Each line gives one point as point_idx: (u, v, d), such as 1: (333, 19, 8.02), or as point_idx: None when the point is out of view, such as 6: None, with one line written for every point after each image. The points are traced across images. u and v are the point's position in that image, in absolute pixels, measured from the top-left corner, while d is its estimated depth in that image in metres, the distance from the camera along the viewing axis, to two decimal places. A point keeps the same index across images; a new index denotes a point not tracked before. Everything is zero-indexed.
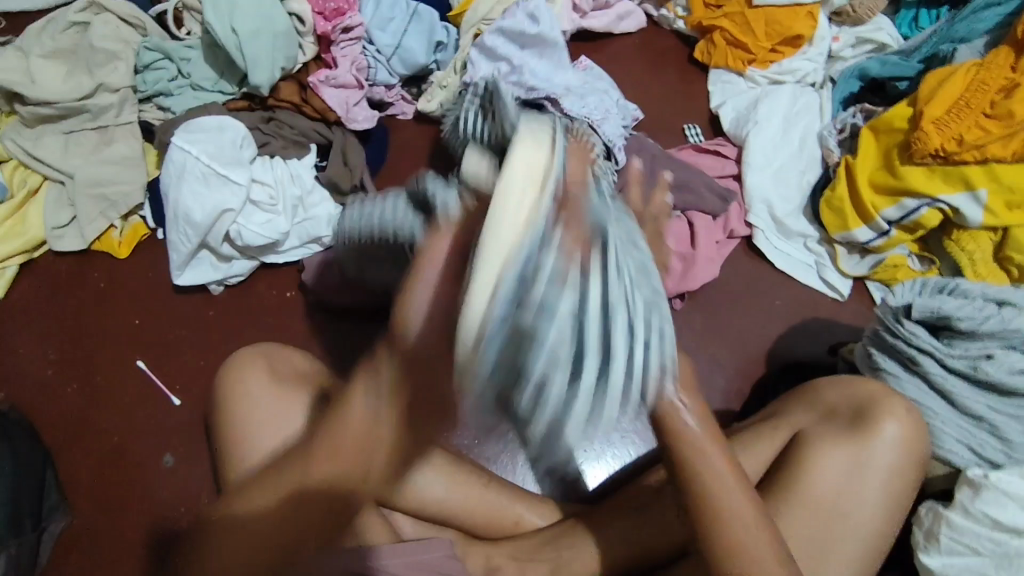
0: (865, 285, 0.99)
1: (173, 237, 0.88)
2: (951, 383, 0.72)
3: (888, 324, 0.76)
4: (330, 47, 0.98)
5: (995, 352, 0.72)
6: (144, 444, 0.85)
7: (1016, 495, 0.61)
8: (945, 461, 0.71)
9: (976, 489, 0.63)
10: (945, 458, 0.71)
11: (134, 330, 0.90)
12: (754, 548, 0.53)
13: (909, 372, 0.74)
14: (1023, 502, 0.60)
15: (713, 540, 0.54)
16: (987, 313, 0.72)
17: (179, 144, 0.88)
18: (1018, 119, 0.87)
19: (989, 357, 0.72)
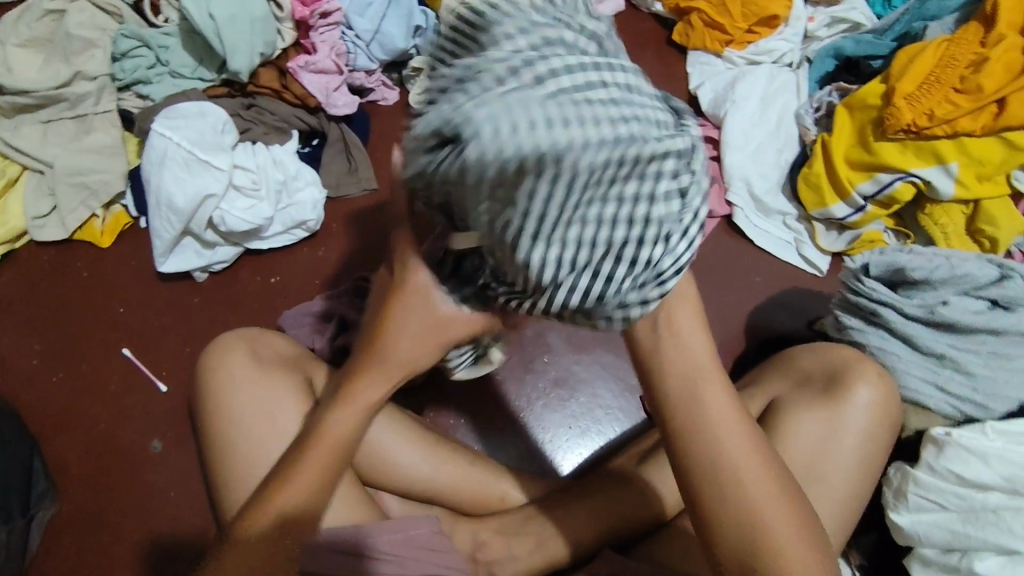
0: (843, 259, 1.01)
1: (155, 224, 0.88)
2: (911, 329, 0.75)
3: (850, 284, 0.78)
4: (308, 32, 0.98)
5: (949, 297, 0.74)
6: (133, 431, 0.85)
7: (977, 451, 0.64)
8: (911, 401, 0.75)
9: (940, 446, 0.66)
10: (912, 399, 0.75)
11: (119, 319, 0.91)
12: (768, 521, 0.52)
13: (872, 325, 0.77)
14: (984, 457, 0.64)
15: (718, 512, 0.53)
16: (936, 262, 0.74)
17: (159, 130, 0.88)
18: (988, 92, 0.89)
19: (945, 303, 0.75)
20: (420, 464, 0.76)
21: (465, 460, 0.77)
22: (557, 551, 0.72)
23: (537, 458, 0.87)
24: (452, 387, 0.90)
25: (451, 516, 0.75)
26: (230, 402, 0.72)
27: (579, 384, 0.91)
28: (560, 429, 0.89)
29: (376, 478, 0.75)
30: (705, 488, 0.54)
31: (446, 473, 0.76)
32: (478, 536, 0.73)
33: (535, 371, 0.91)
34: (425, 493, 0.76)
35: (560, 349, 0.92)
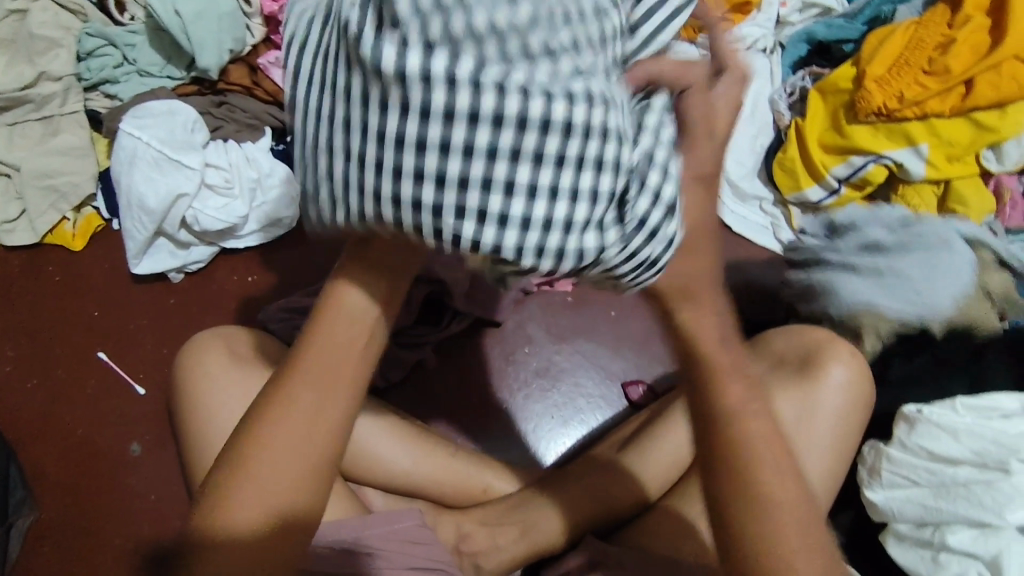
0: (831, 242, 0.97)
1: (128, 225, 0.87)
2: (846, 258, 0.87)
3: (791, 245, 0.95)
4: (279, 27, 0.96)
5: (872, 231, 0.87)
6: (111, 435, 0.84)
7: (947, 427, 0.65)
8: (865, 309, 0.82)
9: (911, 423, 0.67)
10: (861, 305, 0.82)
11: (94, 322, 0.90)
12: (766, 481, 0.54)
13: (817, 266, 0.90)
14: (953, 432, 0.65)
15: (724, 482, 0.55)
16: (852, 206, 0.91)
17: (127, 130, 0.87)
18: (955, 74, 0.90)
19: (870, 235, 0.87)
20: (399, 456, 0.76)
21: (446, 453, 0.77)
22: (541, 540, 0.73)
23: (521, 448, 0.88)
24: (434, 380, 0.90)
25: (435, 509, 0.76)
26: (207, 402, 0.72)
27: (560, 373, 0.92)
28: (541, 419, 0.89)
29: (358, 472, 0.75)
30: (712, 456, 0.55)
31: (426, 467, 0.76)
32: (461, 528, 0.73)
33: (517, 362, 0.92)
34: (406, 487, 0.76)
35: (541, 339, 0.93)
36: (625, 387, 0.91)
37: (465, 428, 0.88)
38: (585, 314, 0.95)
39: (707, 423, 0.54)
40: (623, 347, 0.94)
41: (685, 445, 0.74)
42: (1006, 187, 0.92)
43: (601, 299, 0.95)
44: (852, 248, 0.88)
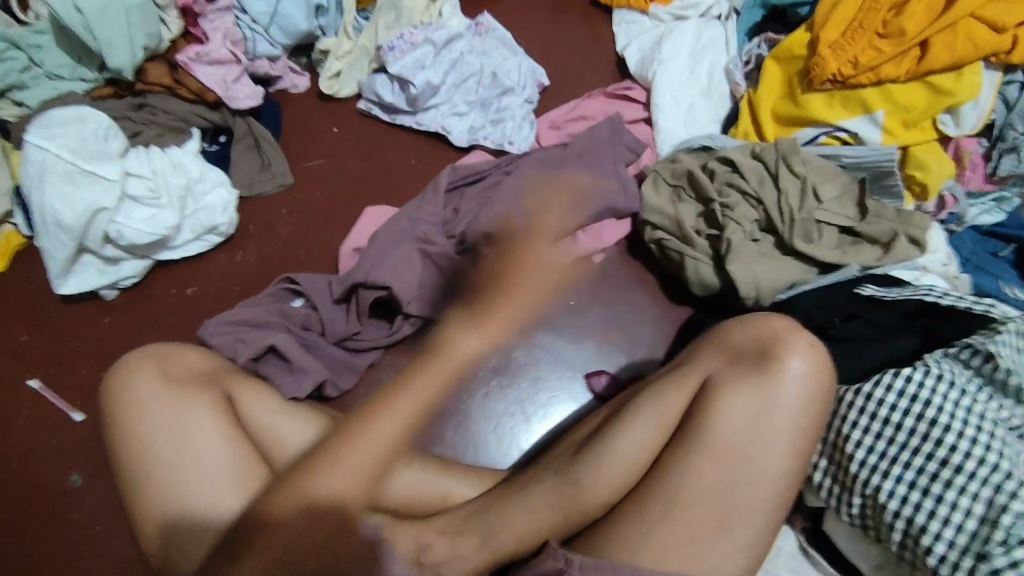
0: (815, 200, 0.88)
1: (46, 244, 0.81)
2: (733, 167, 0.90)
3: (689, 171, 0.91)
4: (197, 20, 0.91)
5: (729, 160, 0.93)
6: (50, 466, 0.80)
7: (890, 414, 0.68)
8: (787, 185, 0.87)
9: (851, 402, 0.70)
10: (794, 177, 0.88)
11: (23, 348, 0.85)
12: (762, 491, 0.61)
13: (721, 176, 0.90)
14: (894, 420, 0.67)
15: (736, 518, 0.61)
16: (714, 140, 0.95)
17: (34, 141, 0.81)
18: (910, 36, 0.87)
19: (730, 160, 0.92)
20: None
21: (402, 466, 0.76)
22: (505, 551, 0.69)
23: (484, 448, 0.85)
24: None
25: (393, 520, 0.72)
26: (140, 427, 0.68)
27: (520, 368, 0.89)
28: (503, 416, 0.87)
29: None
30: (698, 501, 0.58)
31: None
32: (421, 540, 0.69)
33: None
34: None
35: None
36: (588, 379, 0.88)
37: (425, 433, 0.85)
38: (543, 306, 0.93)
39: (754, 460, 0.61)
40: (585, 336, 0.91)
41: (644, 444, 0.66)
42: (966, 150, 0.90)
43: (559, 291, 0.94)
44: (724, 171, 0.90)
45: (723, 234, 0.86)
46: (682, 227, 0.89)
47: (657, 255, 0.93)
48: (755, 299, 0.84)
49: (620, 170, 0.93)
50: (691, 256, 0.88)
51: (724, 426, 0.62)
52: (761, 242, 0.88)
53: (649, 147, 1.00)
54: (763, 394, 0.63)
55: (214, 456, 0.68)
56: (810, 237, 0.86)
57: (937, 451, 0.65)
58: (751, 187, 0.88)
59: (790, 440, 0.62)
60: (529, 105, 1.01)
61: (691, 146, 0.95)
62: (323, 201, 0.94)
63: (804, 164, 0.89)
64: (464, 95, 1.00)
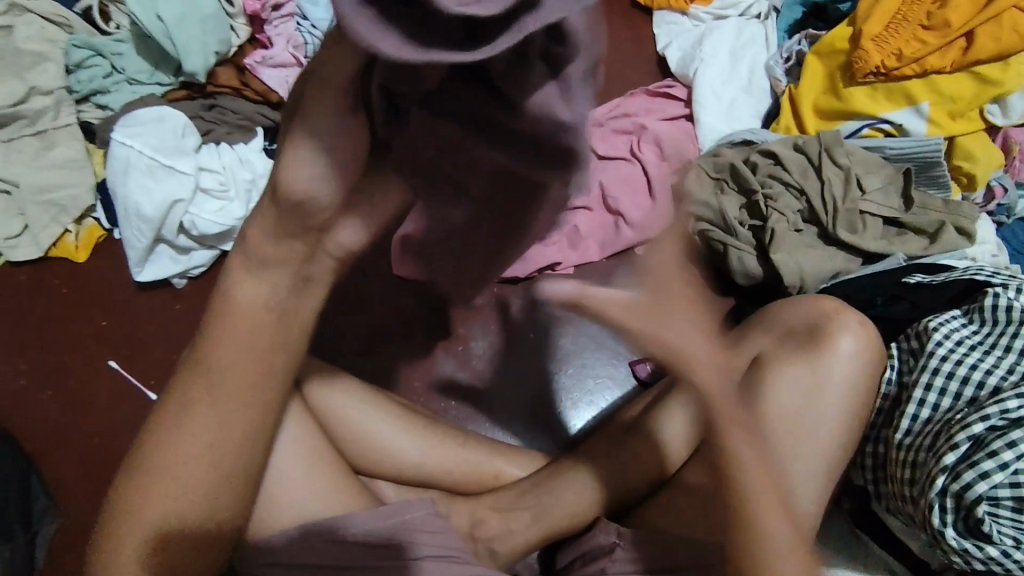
0: (861, 192, 0.88)
1: (127, 235, 0.88)
2: (778, 159, 0.91)
3: (732, 164, 0.93)
4: (263, 26, 0.97)
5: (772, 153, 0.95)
6: (127, 442, 0.86)
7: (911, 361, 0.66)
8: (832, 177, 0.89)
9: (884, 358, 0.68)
10: (838, 168, 0.89)
11: (102, 333, 0.91)
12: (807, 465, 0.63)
13: (764, 168, 0.92)
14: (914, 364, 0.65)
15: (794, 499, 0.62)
16: (759, 134, 0.97)
17: (120, 139, 0.87)
18: (955, 27, 0.87)
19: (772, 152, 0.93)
20: (409, 449, 0.77)
21: (455, 442, 0.79)
22: (557, 523, 0.73)
23: (532, 432, 0.88)
24: (441, 370, 0.91)
25: (447, 496, 0.77)
26: None
27: (566, 356, 0.92)
28: (551, 402, 0.90)
29: (367, 465, 0.77)
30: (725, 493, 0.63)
31: (436, 456, 0.78)
32: (475, 514, 0.74)
33: (522, 348, 0.92)
34: (418, 478, 0.77)
35: (546, 325, 0.93)
36: (633, 366, 0.90)
37: (474, 417, 0.89)
38: None
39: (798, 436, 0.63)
40: None
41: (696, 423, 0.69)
42: (1014, 140, 0.90)
43: (604, 282, 0.96)
44: (767, 163, 0.92)
45: (768, 225, 0.88)
46: (725, 218, 0.91)
47: (700, 246, 0.95)
48: (799, 287, 0.86)
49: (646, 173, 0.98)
50: (735, 247, 0.89)
51: (772, 405, 0.64)
52: (805, 232, 0.89)
53: (690, 141, 1.02)
54: (812, 373, 0.64)
55: None
56: (854, 227, 0.87)
57: (945, 384, 0.61)
58: (795, 178, 0.90)
59: (839, 416, 0.63)
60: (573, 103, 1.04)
61: (733, 141, 0.97)
62: None
63: (848, 155, 0.90)
64: None
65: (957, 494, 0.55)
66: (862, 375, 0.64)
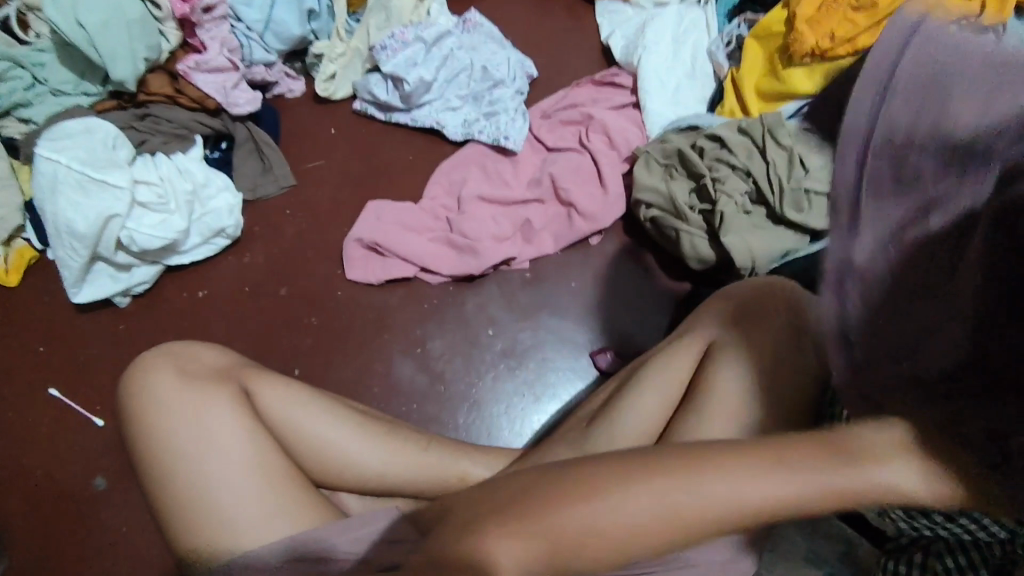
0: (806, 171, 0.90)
1: (60, 254, 0.84)
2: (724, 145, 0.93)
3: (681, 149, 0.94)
4: (194, 30, 0.92)
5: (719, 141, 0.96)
6: (74, 472, 0.82)
7: None
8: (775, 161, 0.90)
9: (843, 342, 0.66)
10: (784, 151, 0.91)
11: (41, 359, 0.87)
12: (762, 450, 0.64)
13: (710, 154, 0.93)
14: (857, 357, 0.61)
15: None
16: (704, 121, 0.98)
17: (44, 154, 0.83)
18: (883, 6, 0.88)
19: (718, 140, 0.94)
20: (370, 458, 0.76)
21: (419, 447, 0.78)
22: None
23: (496, 430, 0.88)
24: (404, 371, 0.90)
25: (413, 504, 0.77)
26: (166, 426, 0.70)
27: (527, 351, 0.92)
28: (514, 397, 0.90)
29: (329, 478, 0.76)
30: None
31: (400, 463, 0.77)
32: None
33: (482, 345, 0.92)
34: (382, 488, 0.77)
35: (504, 319, 0.93)
36: (594, 357, 0.91)
37: (440, 418, 0.88)
38: (544, 289, 0.95)
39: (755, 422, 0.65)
40: (588, 315, 0.94)
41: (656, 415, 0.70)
42: None
43: (560, 273, 0.96)
44: (712, 149, 0.93)
45: (716, 208, 0.89)
46: (676, 205, 0.92)
47: (652, 232, 0.96)
48: (750, 269, 0.87)
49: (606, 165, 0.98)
50: (686, 231, 0.91)
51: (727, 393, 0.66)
52: (754, 214, 0.90)
53: (637, 128, 1.02)
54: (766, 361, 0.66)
55: (237, 447, 0.70)
56: (799, 206, 0.89)
57: None
58: (740, 161, 0.91)
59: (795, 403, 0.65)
60: (519, 96, 1.04)
61: (680, 127, 0.98)
62: (326, 200, 0.98)
63: (790, 136, 0.92)
64: (450, 100, 1.03)
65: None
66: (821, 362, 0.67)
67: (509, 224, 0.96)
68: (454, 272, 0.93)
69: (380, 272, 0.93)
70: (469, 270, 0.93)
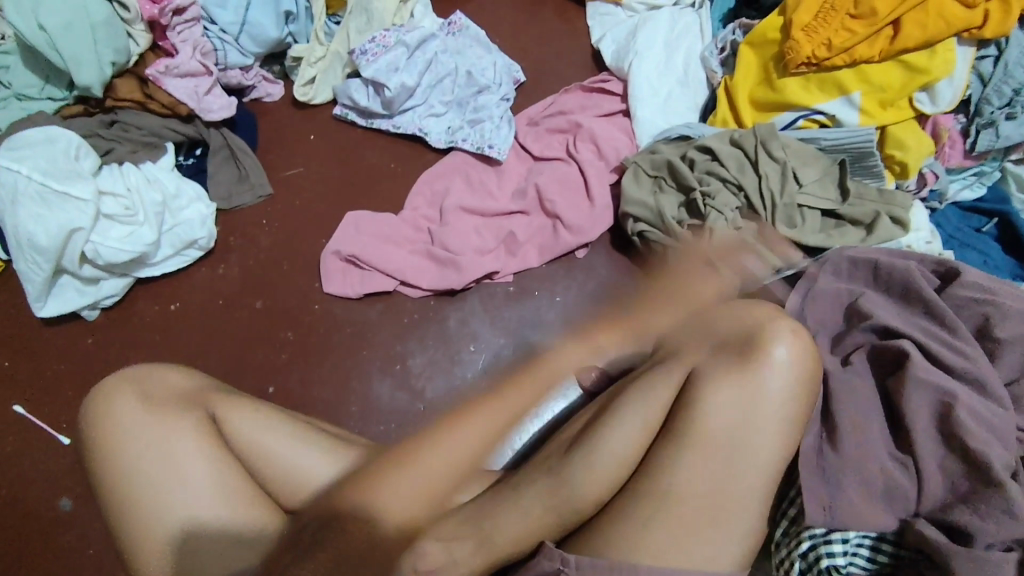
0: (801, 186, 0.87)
1: (22, 267, 0.81)
2: (716, 159, 0.89)
3: (670, 160, 0.90)
4: (165, 33, 0.89)
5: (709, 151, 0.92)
6: (38, 493, 0.79)
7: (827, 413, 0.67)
8: (767, 176, 0.87)
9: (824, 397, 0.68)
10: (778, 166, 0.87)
11: (5, 375, 0.84)
12: (744, 482, 0.61)
13: (700, 166, 0.90)
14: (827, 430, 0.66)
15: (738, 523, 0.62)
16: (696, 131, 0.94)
17: (4, 164, 0.80)
18: (882, 15, 0.86)
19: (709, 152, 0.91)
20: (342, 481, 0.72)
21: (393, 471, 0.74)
22: (501, 551, 0.66)
23: None
24: (381, 389, 0.87)
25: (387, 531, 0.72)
26: (127, 451, 0.67)
27: (510, 368, 0.89)
28: None
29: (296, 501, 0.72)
30: (662, 506, 0.62)
31: None
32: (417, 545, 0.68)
33: (463, 362, 0.89)
34: None
35: (486, 336, 0.90)
36: None
37: None
38: (528, 304, 0.92)
39: (740, 453, 0.61)
40: (573, 331, 0.91)
41: (633, 444, 0.65)
42: (943, 128, 0.90)
43: (545, 287, 0.93)
44: (703, 162, 0.90)
45: (706, 224, 0.86)
46: (664, 220, 0.89)
47: (640, 247, 0.93)
48: (740, 287, 0.84)
49: (593, 176, 0.95)
50: (674, 247, 0.88)
51: (711, 423, 0.62)
52: (745, 229, 0.87)
53: (627, 137, 0.99)
54: (750, 389, 0.62)
55: (203, 474, 0.67)
56: (791, 222, 0.86)
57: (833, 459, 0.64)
58: (731, 174, 0.88)
59: (783, 435, 0.62)
60: (505, 103, 1.00)
61: (670, 136, 0.95)
62: (304, 209, 0.95)
63: (783, 148, 0.88)
64: (433, 106, 0.99)
65: (808, 558, 0.62)
66: (809, 392, 0.64)
67: (493, 237, 0.93)
68: (435, 286, 0.90)
69: (359, 286, 0.90)
70: (449, 283, 0.90)
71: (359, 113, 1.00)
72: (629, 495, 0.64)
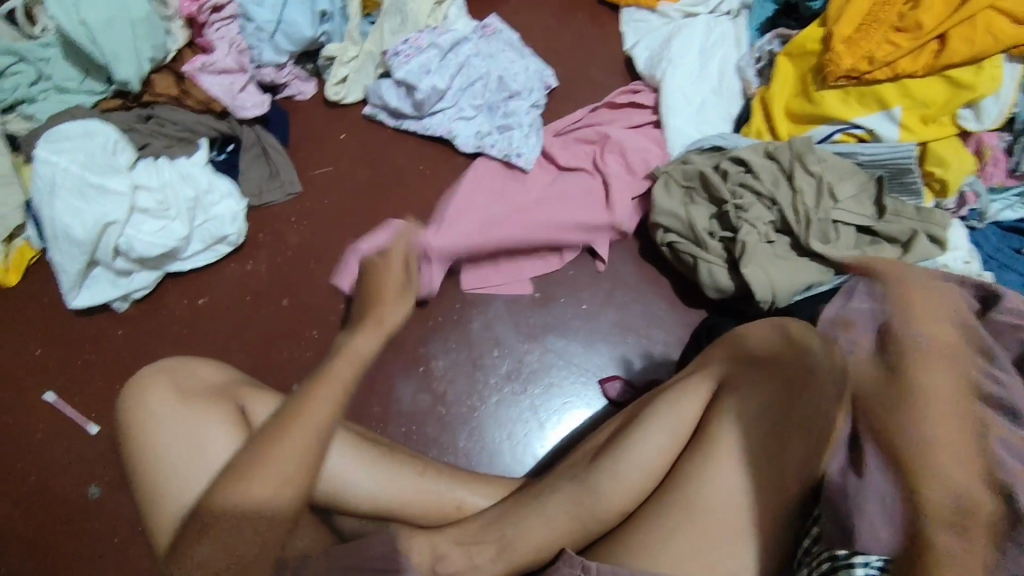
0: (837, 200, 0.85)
1: (57, 258, 0.82)
2: (749, 170, 0.88)
3: (702, 170, 0.89)
4: (203, 29, 0.91)
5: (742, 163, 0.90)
6: (68, 479, 0.80)
7: None
8: (802, 189, 0.85)
9: None
10: (813, 179, 0.86)
11: (38, 363, 0.85)
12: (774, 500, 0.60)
13: (733, 177, 0.88)
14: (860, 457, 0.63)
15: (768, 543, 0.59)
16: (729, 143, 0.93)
17: (43, 156, 0.81)
18: (927, 30, 0.84)
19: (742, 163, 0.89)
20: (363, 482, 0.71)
21: (414, 474, 0.73)
22: (523, 559, 0.66)
23: (497, 456, 0.84)
24: (404, 390, 0.87)
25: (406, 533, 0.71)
26: (154, 444, 0.68)
27: (533, 374, 0.88)
28: (517, 424, 0.86)
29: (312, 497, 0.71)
30: (688, 520, 0.60)
31: (392, 489, 0.72)
32: (437, 548, 0.67)
33: (486, 367, 0.88)
34: (371, 512, 0.71)
35: (510, 341, 0.90)
36: (602, 384, 0.87)
37: (438, 442, 0.85)
38: (553, 311, 0.92)
39: (769, 471, 0.60)
40: (597, 339, 0.91)
41: (660, 455, 0.64)
42: (987, 145, 0.87)
43: (570, 294, 0.93)
44: (737, 174, 0.88)
45: (738, 237, 0.84)
46: (694, 230, 0.87)
47: (669, 257, 0.92)
48: (770, 302, 0.83)
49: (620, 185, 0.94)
50: (704, 259, 0.87)
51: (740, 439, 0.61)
52: (777, 243, 0.86)
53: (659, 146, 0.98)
54: (779, 408, 0.61)
55: None
56: (826, 235, 0.84)
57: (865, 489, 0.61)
58: (765, 187, 0.86)
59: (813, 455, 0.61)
60: (535, 109, 1.00)
61: (703, 147, 0.94)
62: (332, 207, 0.95)
63: (820, 162, 0.86)
64: (462, 108, 0.99)
65: None
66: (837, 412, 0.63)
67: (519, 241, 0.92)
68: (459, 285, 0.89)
69: None
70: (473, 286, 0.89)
71: (389, 114, 0.99)
72: (654, 508, 0.63)
